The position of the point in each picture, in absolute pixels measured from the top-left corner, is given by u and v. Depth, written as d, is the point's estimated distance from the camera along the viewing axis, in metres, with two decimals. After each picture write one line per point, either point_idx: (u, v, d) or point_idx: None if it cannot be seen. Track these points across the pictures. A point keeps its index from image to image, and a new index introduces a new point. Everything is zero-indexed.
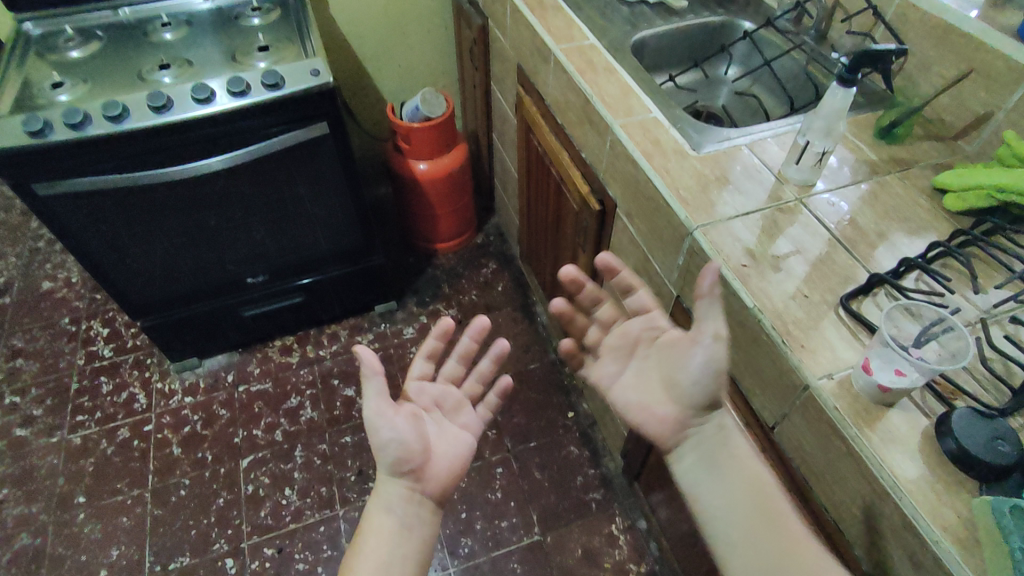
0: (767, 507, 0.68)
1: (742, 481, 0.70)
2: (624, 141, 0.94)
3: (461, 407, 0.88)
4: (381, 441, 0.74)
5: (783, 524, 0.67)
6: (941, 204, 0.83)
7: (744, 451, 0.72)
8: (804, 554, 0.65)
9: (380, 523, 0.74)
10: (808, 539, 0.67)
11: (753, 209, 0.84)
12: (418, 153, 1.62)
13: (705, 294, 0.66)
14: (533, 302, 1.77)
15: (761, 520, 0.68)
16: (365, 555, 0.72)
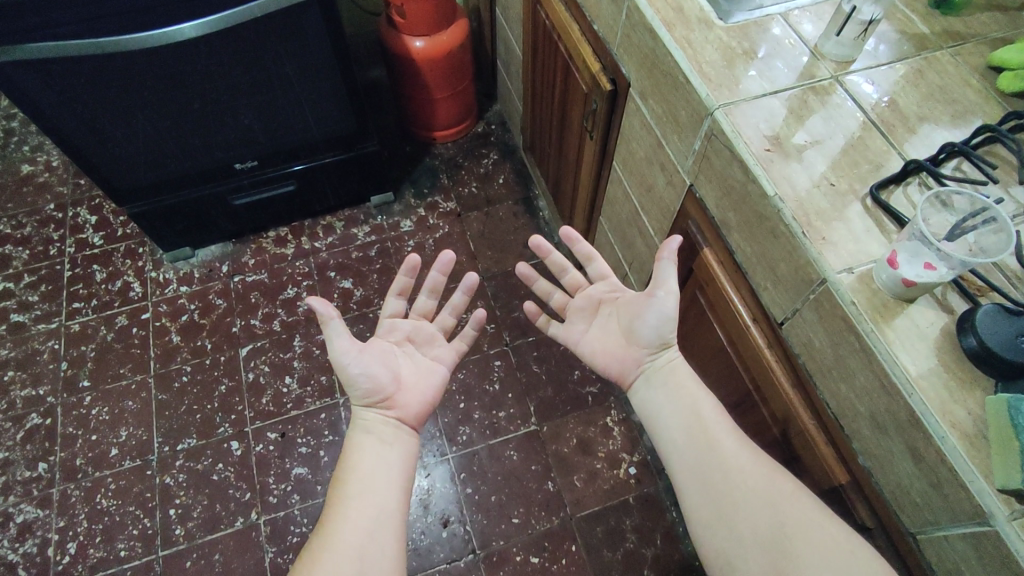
0: (708, 434, 0.73)
1: (684, 412, 0.76)
2: (642, 8, 0.83)
3: (434, 340, 0.89)
4: (352, 375, 0.77)
5: (723, 449, 0.71)
6: (993, 85, 0.75)
7: (690, 383, 0.78)
8: (744, 476, 0.69)
9: (361, 443, 0.76)
10: (749, 461, 0.70)
11: (783, 86, 0.75)
12: (414, 28, 1.47)
13: (666, 257, 0.74)
14: (535, 196, 1.70)
15: (702, 445, 0.72)
16: (349, 471, 0.74)
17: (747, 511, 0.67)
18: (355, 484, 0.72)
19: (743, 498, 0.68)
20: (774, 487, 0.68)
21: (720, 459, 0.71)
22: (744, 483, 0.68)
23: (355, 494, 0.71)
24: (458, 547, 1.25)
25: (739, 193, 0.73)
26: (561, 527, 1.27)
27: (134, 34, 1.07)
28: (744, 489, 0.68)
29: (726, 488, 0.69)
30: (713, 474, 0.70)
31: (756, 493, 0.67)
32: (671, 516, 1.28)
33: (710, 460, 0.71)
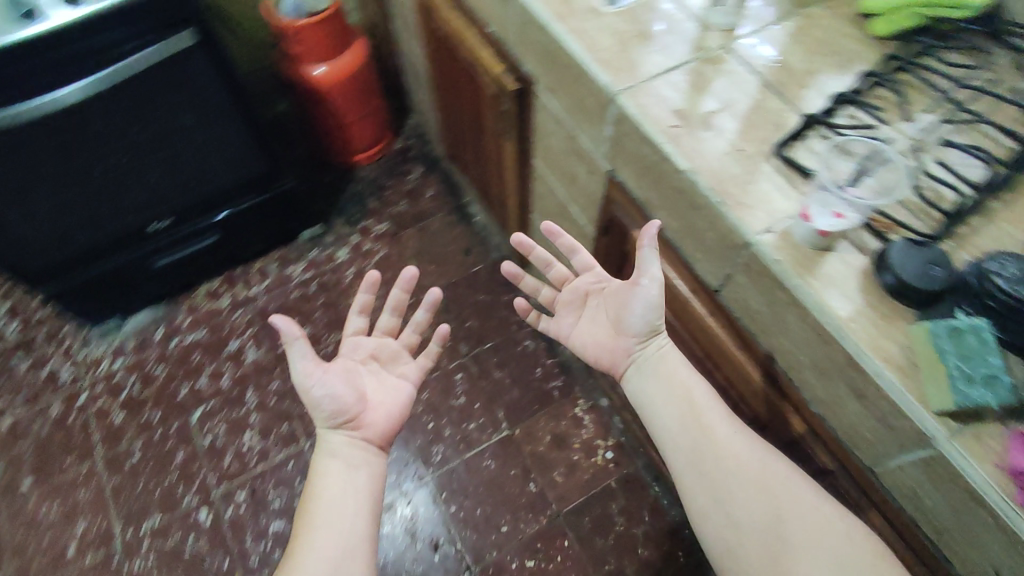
0: (703, 423, 0.74)
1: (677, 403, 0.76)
2: (531, 6, 0.84)
3: (399, 357, 0.86)
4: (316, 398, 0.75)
5: (719, 439, 0.72)
6: (868, 32, 0.78)
7: (681, 373, 0.78)
8: (739, 464, 0.70)
9: (328, 468, 0.74)
10: (745, 449, 0.72)
11: (678, 63, 0.77)
12: (312, 56, 1.44)
13: (647, 244, 0.70)
14: (466, 203, 1.70)
15: (697, 435, 0.73)
16: (317, 499, 0.72)
17: (743, 497, 0.69)
18: (323, 513, 0.70)
19: (738, 484, 0.69)
20: (769, 473, 0.70)
21: (715, 447, 0.72)
22: (739, 471, 0.70)
23: (322, 524, 0.70)
24: (453, 568, 1.23)
25: (655, 171, 0.74)
26: (551, 525, 1.28)
27: (8, 110, 1.00)
28: (740, 476, 0.70)
29: (722, 476, 0.70)
30: (709, 464, 0.71)
31: (751, 480, 0.69)
32: (654, 491, 1.30)
33: (706, 450, 0.72)
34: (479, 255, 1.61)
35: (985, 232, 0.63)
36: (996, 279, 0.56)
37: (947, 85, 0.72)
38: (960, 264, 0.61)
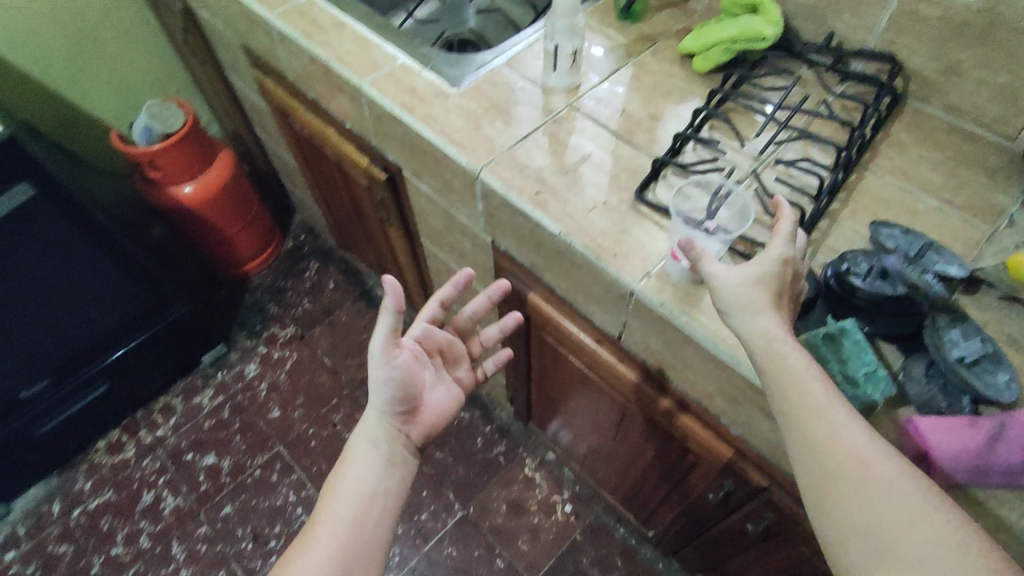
0: (812, 401, 0.51)
1: (769, 374, 0.53)
2: (379, 100, 0.84)
3: (461, 360, 0.84)
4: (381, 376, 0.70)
5: (831, 425, 0.50)
6: (692, 70, 0.85)
7: (781, 346, 0.53)
8: (858, 462, 0.48)
9: (357, 456, 0.68)
10: (873, 448, 0.49)
11: (531, 129, 0.79)
12: (175, 176, 1.39)
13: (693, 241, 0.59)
14: (371, 287, 1.67)
15: (797, 418, 0.51)
16: (341, 484, 0.65)
17: (852, 502, 0.48)
18: (341, 498, 0.64)
19: (845, 486, 0.48)
20: (905, 488, 0.47)
21: (830, 436, 0.50)
22: (855, 473, 0.48)
23: (337, 509, 0.63)
24: None
25: (534, 237, 0.75)
26: None
27: None
28: (853, 477, 0.48)
29: (822, 469, 0.49)
30: (813, 453, 0.50)
31: (870, 488, 0.47)
32: (620, 533, 1.29)
33: (810, 437, 0.50)
34: None
35: (834, 235, 0.68)
36: (852, 277, 0.60)
37: (766, 108, 0.79)
38: (820, 269, 0.65)
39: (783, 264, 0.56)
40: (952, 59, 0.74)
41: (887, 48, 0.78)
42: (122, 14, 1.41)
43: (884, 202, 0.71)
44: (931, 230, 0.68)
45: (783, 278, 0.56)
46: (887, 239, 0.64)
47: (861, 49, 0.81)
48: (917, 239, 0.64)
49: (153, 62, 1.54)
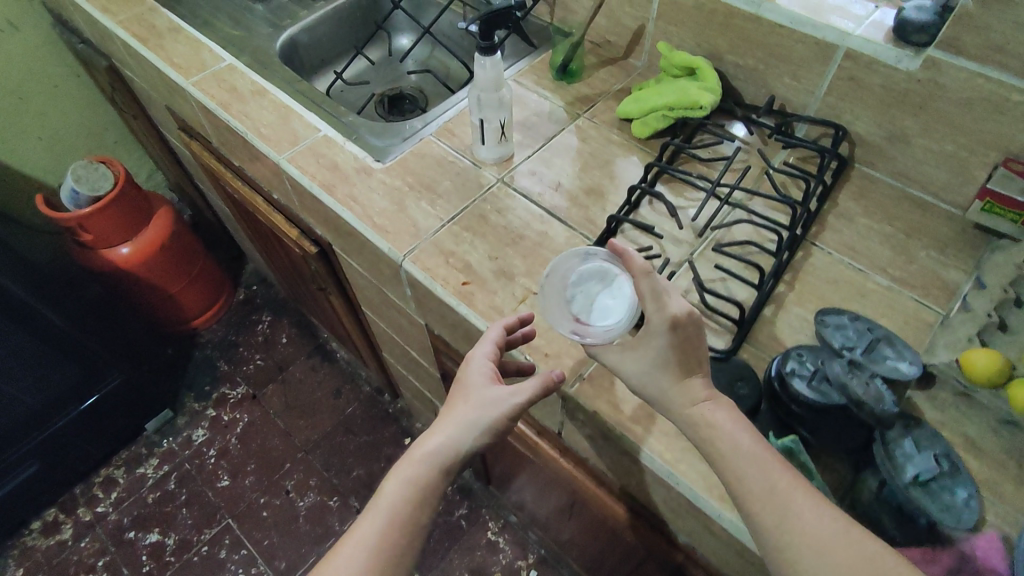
0: (747, 464, 0.47)
1: (700, 437, 0.49)
2: (297, 178, 0.78)
3: None
4: (487, 399, 0.57)
5: (769, 489, 0.46)
6: (631, 135, 0.81)
7: (703, 403, 0.50)
8: (803, 528, 0.44)
9: (428, 481, 0.55)
10: (834, 527, 0.44)
11: (458, 209, 0.74)
12: (108, 240, 1.31)
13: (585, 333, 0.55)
14: (327, 340, 1.60)
15: (732, 481, 0.47)
16: (398, 507, 0.54)
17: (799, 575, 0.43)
18: (388, 522, 0.53)
19: (790, 555, 0.44)
20: (855, 555, 0.43)
21: (771, 500, 0.46)
22: (801, 542, 0.44)
23: (382, 540, 0.53)
24: None
25: (463, 329, 0.70)
26: None
27: None
28: (798, 545, 0.44)
29: (767, 537, 0.45)
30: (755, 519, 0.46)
31: (817, 556, 0.43)
32: None
33: (748, 502, 0.46)
34: (351, 393, 1.52)
35: (780, 322, 0.63)
36: (796, 382, 0.55)
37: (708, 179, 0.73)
38: (765, 366, 0.60)
39: (674, 329, 0.50)
40: (895, 126, 0.70)
41: (830, 112, 0.74)
42: (48, 69, 1.34)
43: (832, 282, 0.66)
44: (882, 314, 0.63)
45: (681, 340, 0.50)
46: (832, 331, 0.59)
47: (803, 111, 0.77)
48: (865, 329, 0.59)
49: (87, 116, 1.47)
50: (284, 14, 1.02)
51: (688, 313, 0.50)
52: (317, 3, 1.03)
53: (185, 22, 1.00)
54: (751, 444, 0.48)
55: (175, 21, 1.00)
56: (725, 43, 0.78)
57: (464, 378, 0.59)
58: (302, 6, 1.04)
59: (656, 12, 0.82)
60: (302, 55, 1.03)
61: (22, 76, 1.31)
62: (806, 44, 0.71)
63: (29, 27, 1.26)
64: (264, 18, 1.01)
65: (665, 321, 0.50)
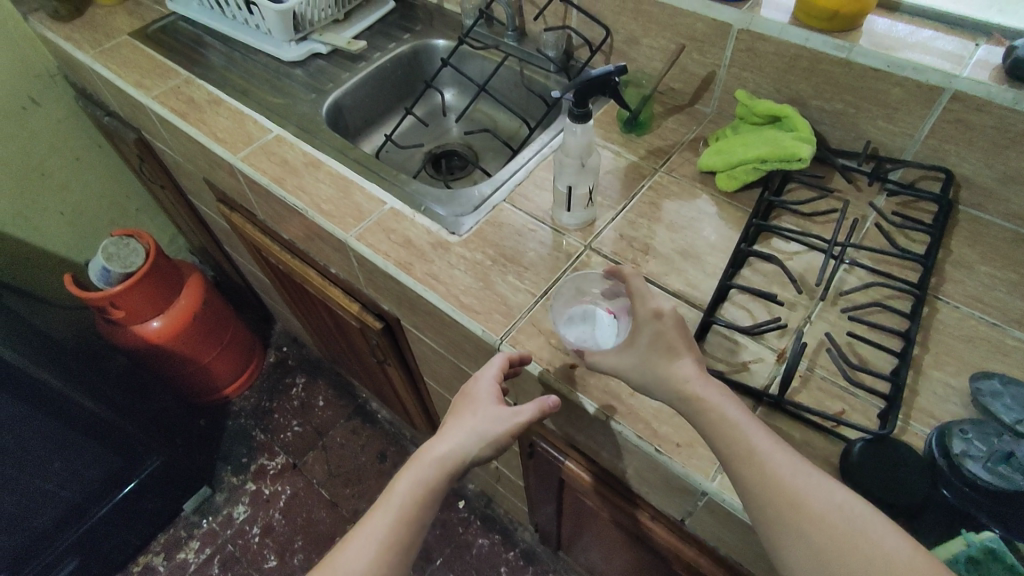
0: (722, 427, 0.49)
1: (707, 426, 0.50)
2: (369, 256, 0.73)
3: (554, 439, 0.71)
4: (496, 414, 0.59)
5: (771, 470, 0.47)
6: (716, 188, 0.77)
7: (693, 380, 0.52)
8: (803, 505, 0.45)
9: (437, 484, 0.56)
10: (812, 487, 0.45)
11: (549, 282, 0.69)
12: (140, 314, 1.24)
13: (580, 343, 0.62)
14: (365, 400, 1.54)
15: (735, 464, 0.48)
16: (408, 505, 0.55)
17: (800, 552, 0.44)
18: (397, 517, 0.55)
19: (790, 532, 0.45)
20: (838, 518, 0.44)
21: (745, 459, 0.48)
22: (803, 518, 0.44)
23: (392, 534, 0.54)
24: None
25: (569, 412, 0.65)
26: None
27: None
28: (799, 523, 0.44)
29: (768, 515, 0.46)
30: (755, 500, 0.47)
31: (818, 532, 0.43)
32: None
33: (749, 483, 0.47)
34: (397, 456, 1.45)
35: (925, 389, 0.58)
36: (971, 464, 0.50)
37: (823, 238, 0.69)
38: (920, 441, 0.55)
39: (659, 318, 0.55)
40: (1010, 168, 0.66)
41: (932, 154, 0.71)
42: (67, 142, 1.29)
43: (967, 341, 0.61)
44: None
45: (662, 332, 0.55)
46: (995, 404, 0.54)
47: (898, 155, 0.73)
48: None
49: (107, 186, 1.42)
50: (327, 78, 0.98)
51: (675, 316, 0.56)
52: (358, 64, 1.00)
53: (223, 92, 0.96)
54: (743, 418, 0.50)
55: (213, 93, 0.95)
56: (809, 88, 0.75)
57: (472, 392, 0.61)
58: (342, 68, 1.00)
59: (730, 59, 0.79)
60: (347, 118, 0.99)
61: (41, 150, 1.25)
62: (906, 87, 0.68)
63: (49, 102, 1.22)
64: (306, 84, 0.97)
65: (650, 312, 0.56)
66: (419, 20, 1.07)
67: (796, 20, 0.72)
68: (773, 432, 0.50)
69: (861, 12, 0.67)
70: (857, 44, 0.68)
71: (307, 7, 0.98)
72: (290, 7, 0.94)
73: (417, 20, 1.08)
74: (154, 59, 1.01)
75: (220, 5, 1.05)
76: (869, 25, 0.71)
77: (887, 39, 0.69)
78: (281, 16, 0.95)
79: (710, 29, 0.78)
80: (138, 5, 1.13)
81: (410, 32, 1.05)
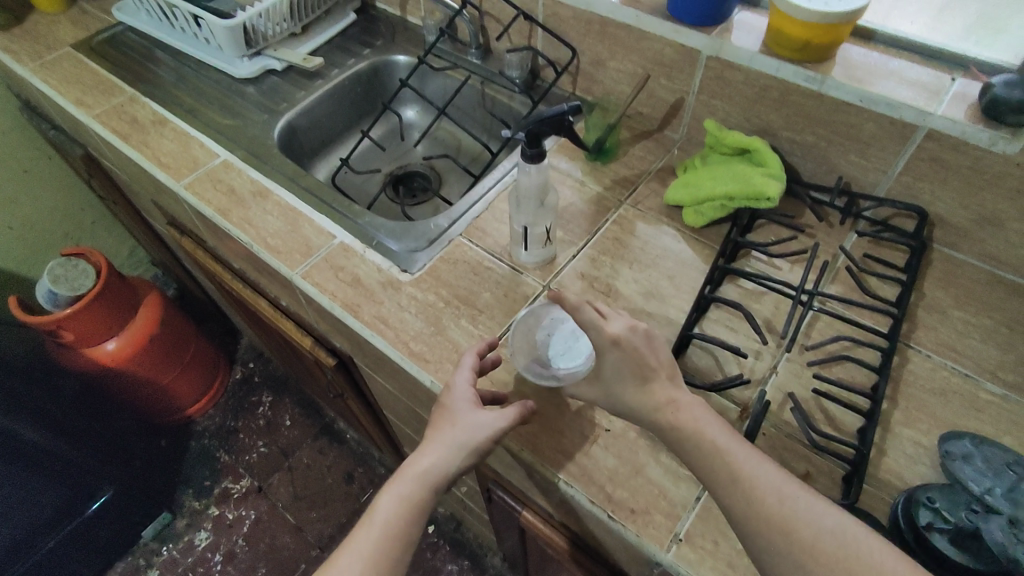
0: (706, 452, 0.47)
1: (689, 452, 0.48)
2: (316, 296, 0.69)
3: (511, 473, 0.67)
4: (474, 424, 0.54)
5: (758, 497, 0.44)
6: (683, 223, 0.73)
7: (668, 405, 0.49)
8: (796, 533, 0.42)
9: (419, 502, 0.53)
10: (805, 512, 0.43)
11: (502, 327, 0.65)
12: (93, 337, 1.19)
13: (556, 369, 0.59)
14: (333, 419, 1.50)
15: (721, 493, 0.45)
16: (391, 526, 0.52)
17: None
18: (382, 537, 0.51)
19: (785, 564, 0.41)
20: (832, 544, 0.41)
21: (731, 486, 0.45)
22: (797, 550, 0.41)
23: (377, 556, 0.51)
24: None
25: (523, 469, 0.61)
26: None
27: None
28: (792, 554, 0.41)
29: (760, 546, 0.43)
30: (746, 531, 0.44)
31: (814, 564, 0.41)
32: None
33: (737, 513, 0.44)
34: (366, 478, 1.41)
35: (893, 449, 0.55)
36: (936, 535, 0.47)
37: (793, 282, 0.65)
38: (886, 507, 0.52)
39: (618, 347, 0.50)
40: (986, 209, 0.63)
41: (905, 192, 0.68)
42: (13, 155, 1.23)
43: (939, 394, 0.58)
44: (1004, 432, 0.56)
45: (629, 355, 0.50)
46: (963, 466, 0.49)
47: (872, 191, 0.70)
48: (1000, 459, 0.50)
49: (61, 200, 1.35)
50: (281, 97, 0.93)
51: (630, 329, 0.51)
52: (314, 83, 0.95)
53: (170, 112, 0.91)
54: (726, 438, 0.47)
55: (159, 112, 0.90)
56: (780, 119, 0.71)
57: (449, 402, 0.56)
58: (299, 86, 0.95)
59: (699, 85, 0.75)
60: (302, 139, 0.94)
61: None
62: (880, 123, 0.64)
63: None
64: (259, 103, 0.92)
65: (608, 341, 0.51)
66: (381, 34, 1.03)
67: (767, 48, 0.68)
68: (757, 453, 0.47)
69: (835, 42, 0.63)
70: (830, 75, 0.65)
71: (260, 21, 0.93)
72: (240, 22, 0.89)
73: (378, 33, 1.03)
74: (98, 75, 0.96)
75: (169, 17, 0.99)
76: (843, 54, 0.67)
77: (862, 70, 0.65)
78: (230, 31, 0.90)
79: (678, 54, 0.74)
80: (84, 14, 1.07)
81: (371, 47, 1.00)
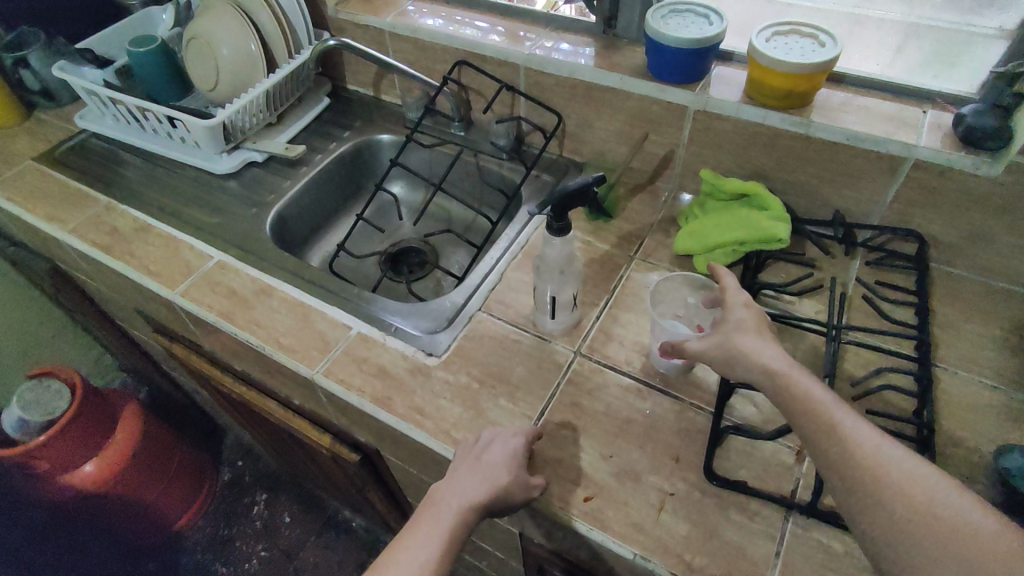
0: (803, 401, 0.46)
1: (786, 398, 0.47)
2: (344, 394, 0.66)
3: (568, 551, 0.64)
4: (508, 458, 0.55)
5: (850, 437, 0.42)
6: (694, 271, 0.75)
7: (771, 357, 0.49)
8: (881, 471, 0.40)
9: (450, 531, 0.52)
10: (897, 454, 0.41)
11: (543, 401, 0.64)
12: (71, 461, 1.09)
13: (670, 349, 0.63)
14: (334, 508, 1.42)
15: (812, 434, 0.44)
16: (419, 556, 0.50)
17: (873, 520, 0.39)
18: (425, 561, 0.50)
19: (865, 499, 0.40)
20: (920, 485, 0.39)
21: (822, 427, 0.44)
22: (880, 485, 0.40)
23: None
24: None
25: (588, 547, 0.58)
26: None
27: None
28: (874, 490, 0.40)
29: (840, 483, 0.42)
30: (829, 467, 0.43)
31: (893, 501, 0.39)
32: None
33: (823, 453, 0.43)
34: None
35: (950, 472, 0.56)
36: None
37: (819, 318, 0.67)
38: None
39: None
40: (976, 227, 0.68)
41: (899, 218, 0.72)
42: None
43: (976, 410, 0.60)
44: None
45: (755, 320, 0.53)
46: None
47: (866, 221, 0.74)
48: None
49: (18, 316, 1.26)
50: (267, 188, 0.92)
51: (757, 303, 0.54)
52: (299, 170, 0.94)
53: (152, 217, 0.87)
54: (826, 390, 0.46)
55: (139, 218, 0.87)
56: (771, 162, 0.75)
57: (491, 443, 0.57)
58: (283, 175, 0.94)
59: (688, 137, 0.78)
60: (292, 229, 0.92)
61: None
62: (868, 158, 0.68)
63: None
64: (245, 197, 0.90)
65: None
66: (358, 116, 1.03)
67: (751, 99, 0.72)
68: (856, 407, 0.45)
69: (813, 90, 0.68)
70: (814, 119, 0.69)
71: (238, 116, 0.91)
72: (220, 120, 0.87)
73: (355, 115, 1.03)
74: (66, 187, 0.92)
75: (139, 120, 0.96)
76: (822, 98, 0.71)
77: (842, 111, 0.69)
78: (211, 130, 0.88)
79: (665, 110, 0.77)
80: (43, 125, 1.03)
81: (350, 129, 1.00)
